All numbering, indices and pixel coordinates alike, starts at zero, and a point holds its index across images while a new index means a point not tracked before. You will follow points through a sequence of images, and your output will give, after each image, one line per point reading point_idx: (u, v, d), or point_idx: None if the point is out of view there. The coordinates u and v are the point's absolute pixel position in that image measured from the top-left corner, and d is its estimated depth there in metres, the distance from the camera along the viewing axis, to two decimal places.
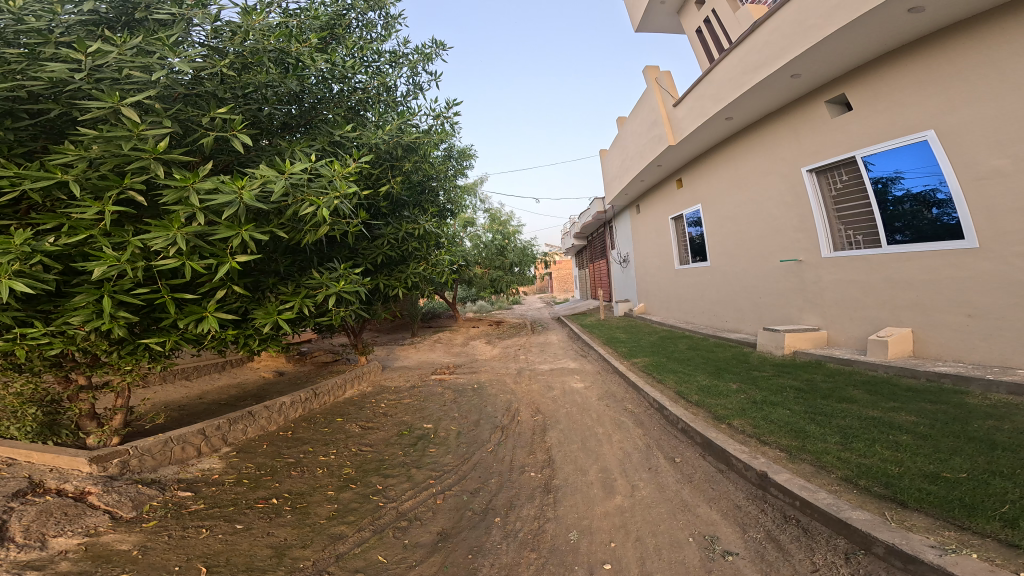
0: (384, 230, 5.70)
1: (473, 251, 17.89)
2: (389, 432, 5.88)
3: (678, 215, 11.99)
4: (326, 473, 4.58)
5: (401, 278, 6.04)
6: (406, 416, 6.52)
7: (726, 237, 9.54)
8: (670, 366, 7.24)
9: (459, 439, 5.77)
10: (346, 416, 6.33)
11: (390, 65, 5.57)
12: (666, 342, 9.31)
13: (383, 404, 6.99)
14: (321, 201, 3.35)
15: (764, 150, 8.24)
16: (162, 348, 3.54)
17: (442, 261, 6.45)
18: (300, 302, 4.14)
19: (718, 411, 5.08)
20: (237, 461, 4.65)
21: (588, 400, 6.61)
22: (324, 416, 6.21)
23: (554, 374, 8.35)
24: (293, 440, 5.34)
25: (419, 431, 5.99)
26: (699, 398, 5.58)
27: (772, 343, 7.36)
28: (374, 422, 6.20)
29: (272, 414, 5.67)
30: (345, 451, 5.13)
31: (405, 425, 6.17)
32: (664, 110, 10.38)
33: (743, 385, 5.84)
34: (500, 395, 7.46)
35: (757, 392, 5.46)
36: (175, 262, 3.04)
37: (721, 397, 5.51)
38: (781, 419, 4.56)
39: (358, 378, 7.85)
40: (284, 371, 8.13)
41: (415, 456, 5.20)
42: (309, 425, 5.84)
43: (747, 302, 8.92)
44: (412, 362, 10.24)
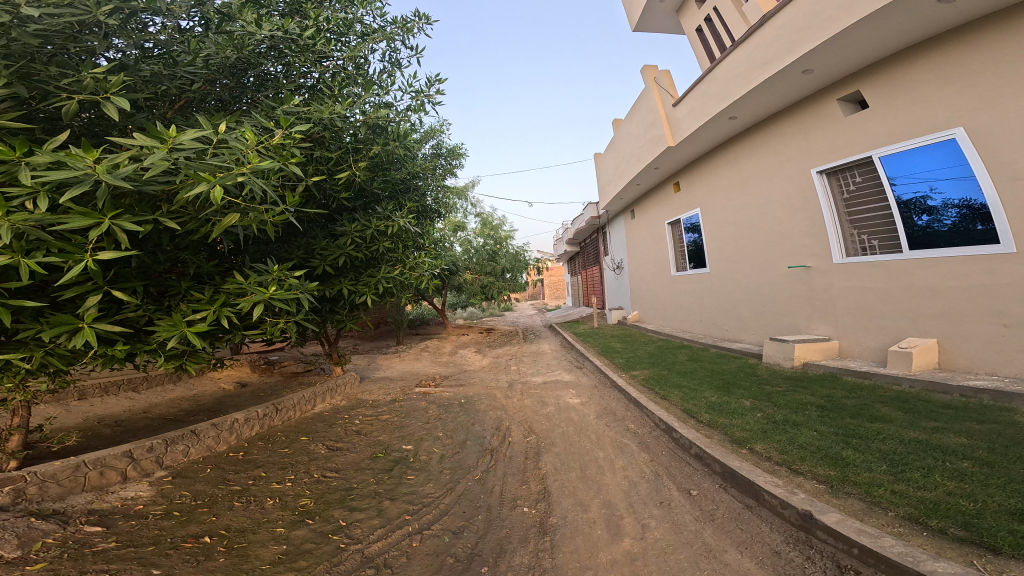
0: (347, 227, 5.03)
1: (463, 256, 17.23)
2: (360, 454, 5.15)
3: (675, 220, 11.52)
4: (277, 505, 3.83)
5: (370, 284, 5.31)
6: (381, 436, 5.78)
7: (727, 241, 9.08)
8: (675, 379, 6.65)
9: (441, 464, 5.06)
10: (311, 434, 5.58)
11: (360, 39, 4.96)
12: (665, 353, 8.74)
13: (357, 421, 6.24)
14: (212, 179, 2.54)
15: (771, 151, 7.77)
16: (27, 366, 2.87)
17: (418, 263, 5.70)
18: (215, 311, 3.41)
19: (735, 433, 4.50)
20: (170, 489, 3.89)
21: (586, 419, 5.97)
22: (285, 435, 5.45)
23: (548, 388, 7.69)
24: (243, 463, 4.59)
25: (395, 453, 5.27)
26: (713, 417, 5.00)
27: (780, 355, 6.83)
28: (343, 442, 5.45)
29: (221, 434, 4.90)
30: (305, 478, 4.38)
31: (378, 447, 5.42)
32: (663, 110, 9.98)
33: (757, 402, 5.28)
34: (488, 412, 6.78)
35: (775, 411, 4.90)
36: (5, 262, 2.27)
37: (734, 416, 4.94)
38: (811, 442, 4.00)
39: (330, 392, 7.08)
40: (248, 383, 7.32)
41: (389, 484, 4.47)
42: (266, 445, 5.09)
43: (749, 310, 8.42)
44: (394, 373, 9.47)
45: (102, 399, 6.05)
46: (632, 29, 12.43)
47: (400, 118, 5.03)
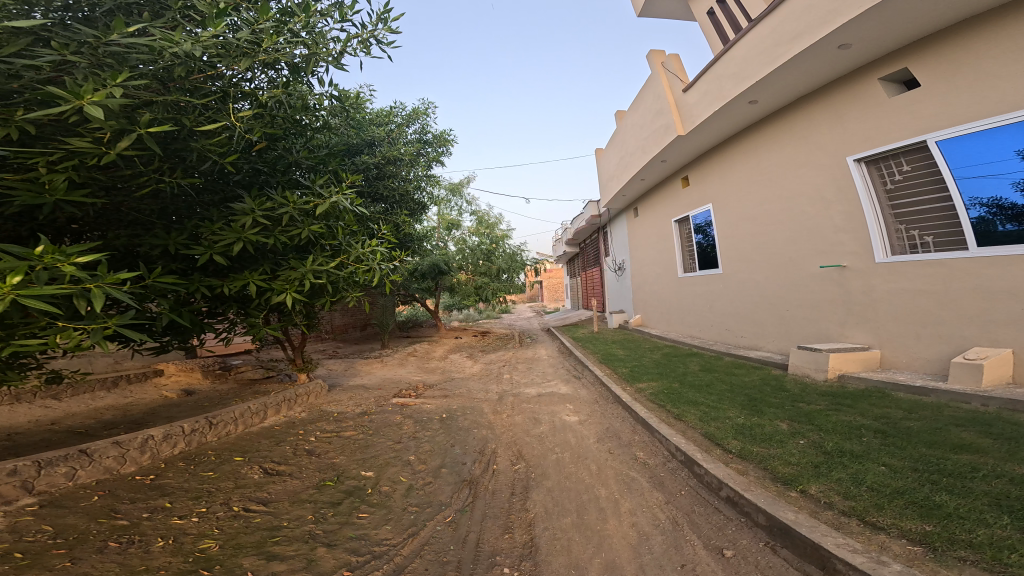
0: (243, 202, 3.66)
1: (457, 255, 16.27)
2: (306, 480, 4.20)
3: (684, 217, 10.52)
4: (167, 550, 2.90)
5: (290, 279, 4.09)
6: (336, 458, 4.81)
7: (744, 237, 8.14)
8: (690, 394, 5.70)
9: (407, 498, 4.06)
10: (250, 454, 4.63)
11: None
12: (674, 361, 7.78)
13: (312, 439, 5.26)
14: None
15: (799, 139, 6.85)
16: None
17: (367, 249, 4.54)
18: None
19: (777, 469, 3.56)
20: (29, 522, 3.00)
21: (585, 443, 5.02)
22: (216, 454, 4.51)
23: (542, 402, 6.72)
24: (149, 489, 3.67)
25: (349, 481, 4.30)
26: (745, 446, 4.06)
27: (810, 365, 5.88)
28: (286, 464, 4.49)
29: (130, 453, 3.99)
30: (219, 512, 3.44)
31: (331, 471, 4.47)
32: (671, 97, 9.09)
33: (796, 425, 4.34)
34: (471, 431, 5.81)
35: (824, 437, 3.95)
36: None
37: (772, 445, 4.00)
38: (884, 483, 3.07)
39: (286, 403, 6.11)
40: (196, 391, 6.35)
41: (333, 522, 3.52)
42: (186, 466, 4.16)
43: (769, 314, 7.48)
44: (372, 381, 8.48)
45: (10, 409, 5.13)
46: (636, 14, 11.59)
47: (323, 49, 3.79)
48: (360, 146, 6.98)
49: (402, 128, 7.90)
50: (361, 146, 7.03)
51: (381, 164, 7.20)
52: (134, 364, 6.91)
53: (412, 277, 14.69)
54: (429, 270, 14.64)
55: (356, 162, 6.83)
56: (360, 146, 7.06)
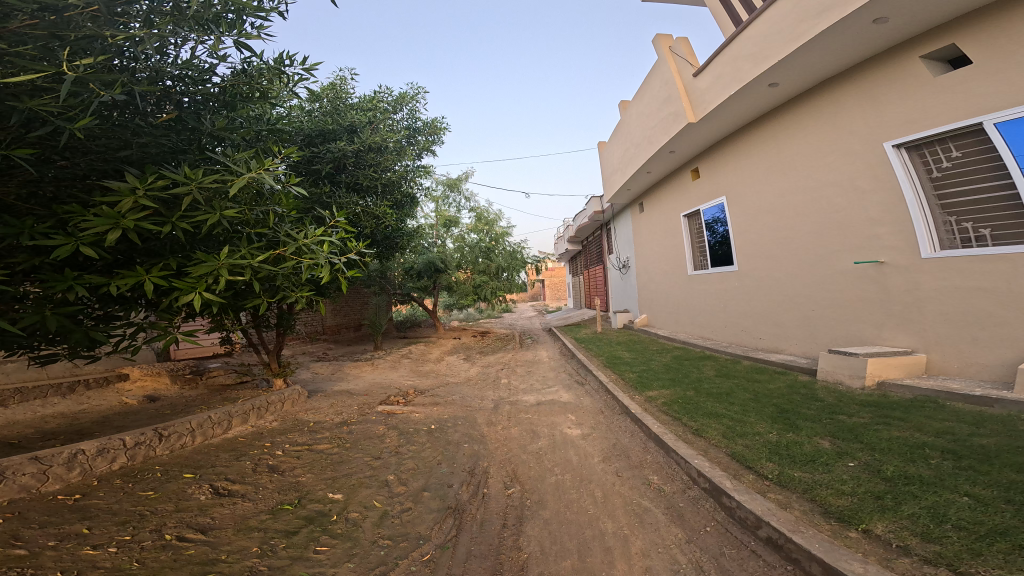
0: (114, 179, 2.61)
1: (455, 253, 15.64)
2: (261, 503, 3.61)
3: (695, 211, 9.73)
4: None
5: (198, 278, 2.98)
6: (302, 476, 4.21)
7: (763, 231, 7.44)
8: (709, 404, 5.07)
9: (379, 528, 3.45)
10: (201, 470, 4.05)
11: None
12: (685, 365, 7.13)
13: (278, 453, 4.68)
14: None
15: (829, 122, 6.11)
16: None
17: (314, 237, 3.61)
18: None
19: (831, 502, 2.97)
20: None
21: (589, 462, 4.41)
22: (163, 470, 3.94)
23: (542, 411, 6.12)
24: (72, 508, 3.13)
25: (312, 505, 3.70)
26: (783, 470, 3.46)
27: (844, 371, 5.22)
28: (241, 483, 3.92)
29: (56, 470, 3.42)
30: (146, 542, 2.86)
31: (292, 492, 3.87)
32: (681, 83, 8.41)
33: (839, 444, 3.73)
34: (461, 446, 5.19)
35: (882, 461, 3.35)
36: None
37: (818, 469, 3.40)
38: (977, 520, 2.54)
39: (255, 412, 5.54)
40: (160, 399, 5.82)
41: (285, 553, 2.94)
42: (122, 484, 3.59)
43: (792, 313, 6.80)
44: (359, 385, 7.90)
45: None
46: None
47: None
48: (338, 132, 6.30)
49: (388, 114, 7.25)
50: (340, 134, 6.33)
51: (360, 152, 6.48)
52: (94, 368, 6.34)
53: (410, 273, 14.33)
54: (425, 268, 14.02)
55: (325, 151, 6.13)
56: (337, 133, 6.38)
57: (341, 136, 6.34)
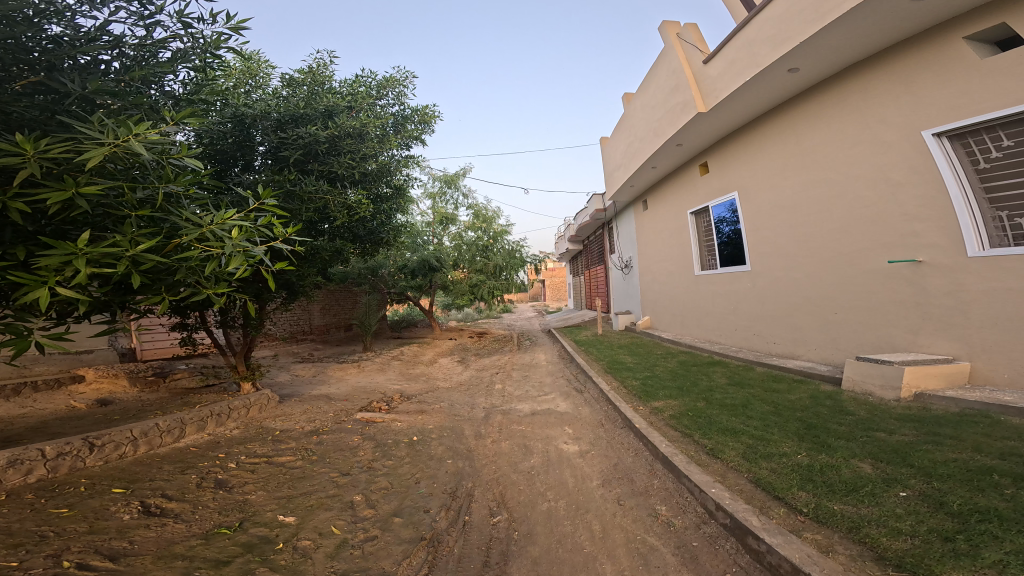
0: None
1: (451, 251, 15.05)
2: (195, 526, 3.17)
3: (702, 208, 9.12)
4: None
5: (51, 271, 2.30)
6: (250, 495, 3.72)
7: (778, 227, 6.86)
8: (723, 418, 4.47)
9: (332, 560, 2.90)
10: (134, 486, 3.61)
11: None
12: (693, 371, 6.54)
13: (231, 467, 4.18)
14: None
15: (855, 111, 5.52)
16: None
17: (221, 222, 2.88)
18: None
19: (886, 545, 2.38)
20: None
21: (586, 487, 3.86)
22: (89, 484, 3.53)
23: (537, 422, 5.55)
24: None
25: (254, 529, 3.20)
26: (819, 502, 2.88)
27: (875, 380, 4.63)
28: (177, 502, 3.47)
29: None
30: (36, 569, 2.42)
31: (236, 514, 3.41)
32: (689, 71, 7.83)
33: (885, 468, 3.15)
34: (443, 462, 4.61)
35: (942, 491, 2.75)
36: None
37: (863, 501, 2.81)
38: None
39: (214, 420, 5.04)
40: (114, 403, 5.33)
41: None
42: (33, 500, 3.20)
43: (811, 316, 6.22)
44: (341, 389, 7.35)
45: None
46: None
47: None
48: (312, 117, 5.74)
49: (371, 97, 6.67)
50: (312, 118, 5.76)
51: (334, 137, 5.89)
52: (48, 368, 5.84)
53: (403, 272, 13.81)
54: (419, 266, 13.46)
55: (294, 136, 5.55)
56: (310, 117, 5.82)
57: (314, 120, 5.77)
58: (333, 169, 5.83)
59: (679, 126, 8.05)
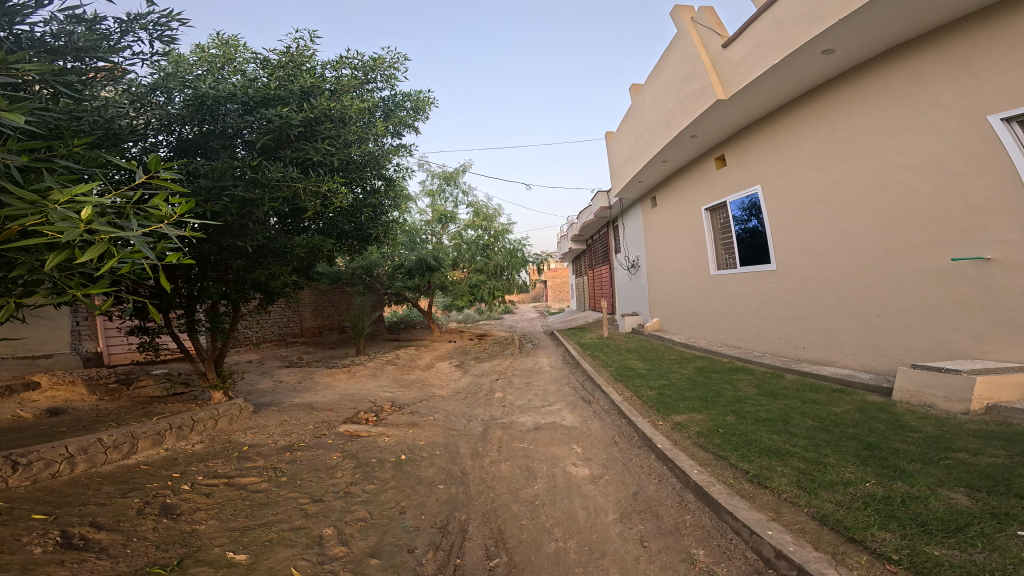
0: None
1: (451, 251, 14.44)
2: (123, 563, 2.55)
3: (717, 204, 8.48)
4: None
5: None
6: (200, 524, 3.12)
7: (808, 220, 6.22)
8: (762, 436, 3.85)
9: None
10: (59, 512, 3.01)
11: None
12: (714, 379, 5.90)
13: (183, 490, 3.58)
14: None
15: (904, 96, 4.94)
16: None
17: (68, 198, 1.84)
18: None
19: None
20: None
21: (604, 521, 3.24)
22: (5, 509, 2.93)
23: (542, 438, 4.94)
24: None
25: (195, 569, 2.58)
26: (912, 547, 2.28)
27: (936, 391, 4.03)
28: (110, 532, 2.87)
29: None
30: None
31: (177, 549, 2.79)
32: (707, 55, 7.18)
33: (987, 502, 2.55)
34: (435, 486, 3.99)
35: None
36: None
37: (972, 546, 2.22)
38: None
39: (174, 433, 4.46)
40: (66, 413, 4.76)
41: None
42: None
43: (849, 319, 5.59)
44: (328, 397, 6.75)
45: None
46: None
47: None
48: (286, 99, 5.20)
49: (356, 79, 6.07)
50: (284, 100, 5.24)
51: (309, 121, 5.34)
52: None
53: (399, 271, 13.20)
54: (416, 266, 12.86)
55: (263, 119, 4.98)
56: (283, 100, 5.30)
57: (287, 102, 5.24)
58: (308, 155, 5.23)
59: (695, 116, 7.40)
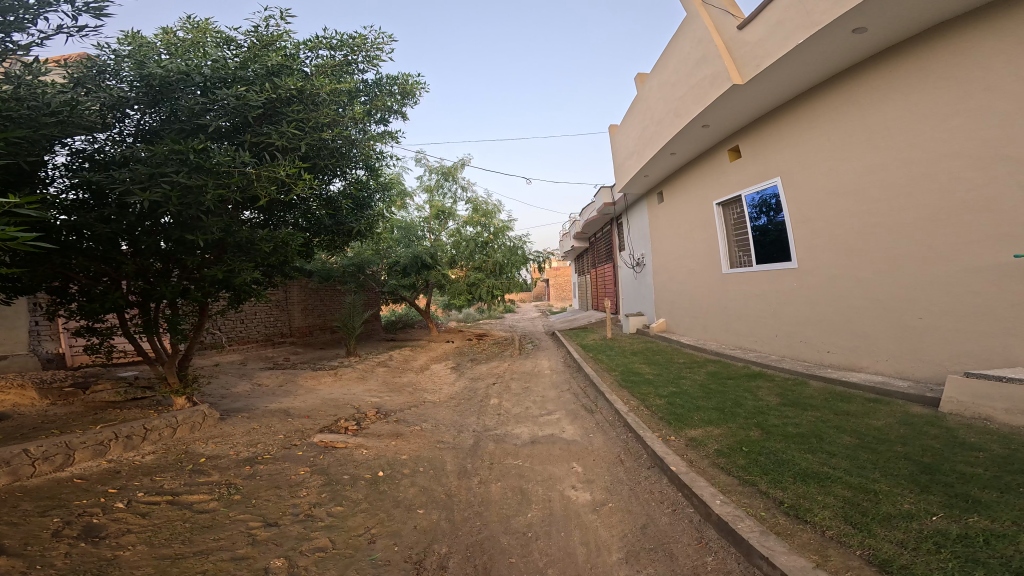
0: None
1: (448, 249, 13.92)
2: None
3: (730, 198, 7.91)
4: None
5: None
6: (123, 551, 2.65)
7: (834, 211, 5.63)
8: (794, 457, 3.28)
9: None
10: None
11: None
12: (730, 387, 5.33)
13: (115, 510, 3.13)
14: None
15: (948, 77, 4.41)
16: None
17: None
18: None
19: None
20: None
21: (608, 561, 2.70)
22: None
23: (538, 454, 4.39)
24: None
25: None
26: None
27: (997, 402, 3.45)
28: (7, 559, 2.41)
29: None
30: None
31: None
32: (719, 38, 6.57)
33: None
34: (413, 511, 3.45)
35: None
36: None
37: None
38: None
39: (122, 443, 4.04)
40: (9, 417, 4.33)
41: None
42: None
43: (884, 319, 4.99)
44: (308, 402, 6.24)
45: None
46: None
47: None
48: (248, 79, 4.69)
49: (331, 60, 5.55)
50: (245, 81, 4.74)
51: (271, 101, 4.84)
52: None
53: (394, 270, 12.69)
54: (411, 264, 12.33)
55: (218, 99, 4.48)
56: (245, 81, 4.80)
57: (248, 82, 4.73)
58: (270, 138, 4.71)
59: (707, 106, 6.84)
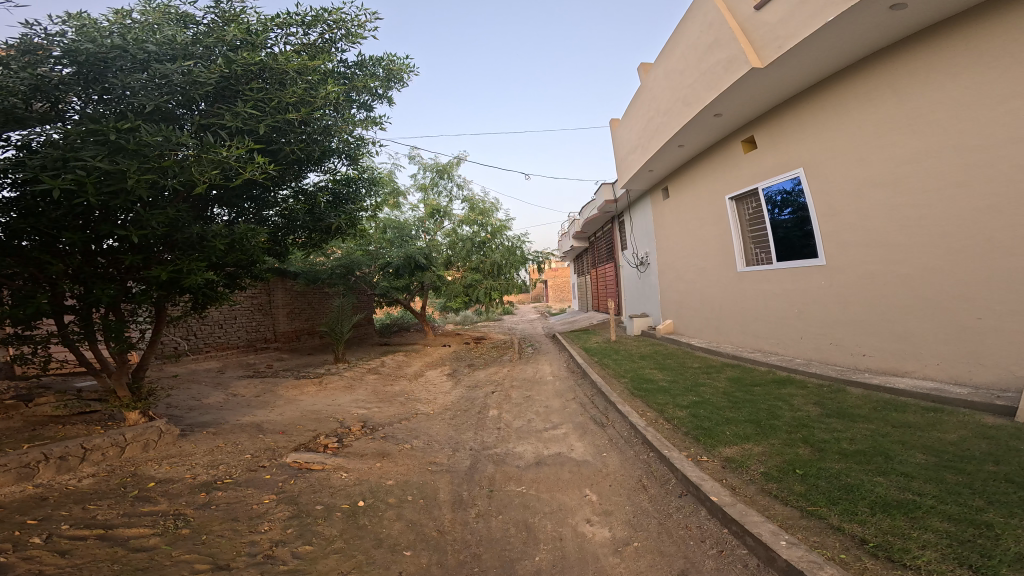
0: None
1: (444, 249, 13.34)
2: None
3: (746, 191, 7.36)
4: None
5: None
6: None
7: (871, 200, 5.07)
8: (863, 481, 2.71)
9: None
10: None
11: None
12: (758, 395, 4.75)
13: (28, 545, 2.51)
14: None
15: (1007, 54, 3.92)
16: None
17: None
18: None
19: None
20: None
21: None
22: None
23: (547, 478, 3.79)
24: None
25: None
26: None
27: None
28: None
29: None
30: None
31: None
32: (732, 19, 6.02)
33: None
34: (399, 551, 2.84)
35: None
36: None
37: None
38: None
39: (53, 466, 3.42)
40: None
41: None
42: None
43: (937, 317, 4.43)
44: (284, 416, 5.60)
45: None
46: None
47: None
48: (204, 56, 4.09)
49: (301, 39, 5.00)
50: (199, 58, 4.21)
51: (225, 79, 4.29)
52: None
53: (387, 271, 11.93)
54: (404, 264, 11.63)
55: (165, 77, 3.91)
56: (199, 59, 4.23)
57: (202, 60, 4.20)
58: (230, 120, 4.11)
59: (721, 92, 6.27)
